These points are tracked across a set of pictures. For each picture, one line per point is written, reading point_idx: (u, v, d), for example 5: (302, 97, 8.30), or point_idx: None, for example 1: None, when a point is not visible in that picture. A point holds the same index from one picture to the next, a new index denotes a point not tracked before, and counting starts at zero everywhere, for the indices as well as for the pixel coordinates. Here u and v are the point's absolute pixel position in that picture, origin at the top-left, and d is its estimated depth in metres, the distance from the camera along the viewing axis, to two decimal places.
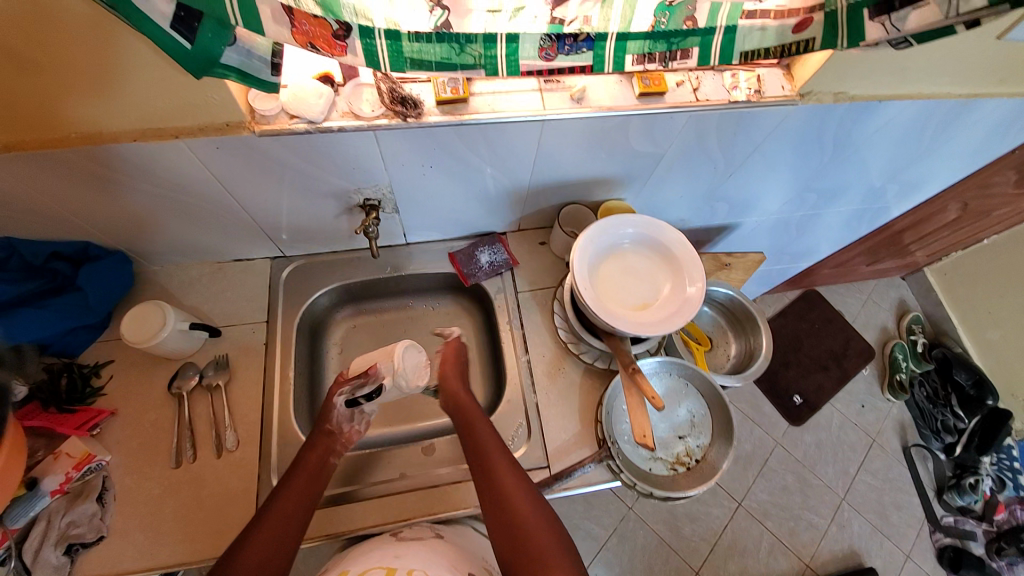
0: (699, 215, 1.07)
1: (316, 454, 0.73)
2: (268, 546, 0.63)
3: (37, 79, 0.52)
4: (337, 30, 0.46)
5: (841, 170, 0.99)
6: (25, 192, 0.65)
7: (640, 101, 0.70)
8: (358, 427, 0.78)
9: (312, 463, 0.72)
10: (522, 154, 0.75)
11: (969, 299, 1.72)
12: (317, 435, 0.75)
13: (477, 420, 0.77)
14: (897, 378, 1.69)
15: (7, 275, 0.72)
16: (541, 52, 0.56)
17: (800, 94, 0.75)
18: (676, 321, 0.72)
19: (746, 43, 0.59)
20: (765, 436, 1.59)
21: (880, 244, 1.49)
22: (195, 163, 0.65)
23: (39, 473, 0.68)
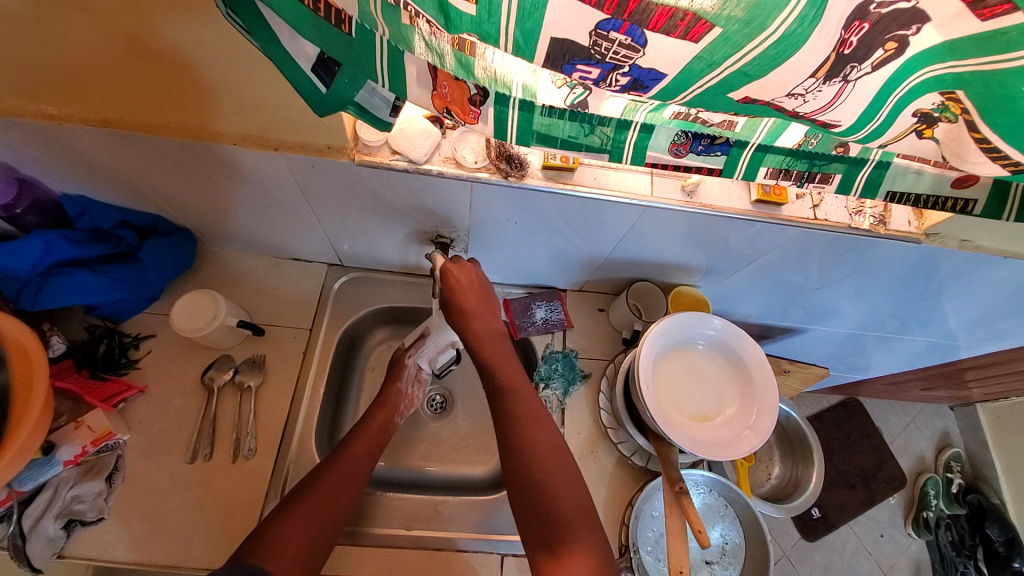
0: (769, 314, 1.01)
1: (382, 413, 0.78)
2: (336, 493, 0.65)
3: (158, 68, 0.51)
4: (474, 95, 0.43)
5: (933, 309, 0.91)
6: (118, 168, 0.65)
7: (755, 206, 0.65)
8: (417, 393, 0.86)
9: (377, 420, 0.77)
10: (612, 229, 0.71)
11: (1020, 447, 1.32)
12: (382, 398, 0.80)
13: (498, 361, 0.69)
14: (924, 515, 1.28)
15: (73, 235, 0.72)
16: (672, 147, 0.51)
17: (926, 233, 0.69)
18: (739, 449, 0.68)
19: (895, 184, 0.52)
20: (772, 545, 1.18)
21: (935, 376, 1.25)
22: (285, 171, 0.63)
23: (57, 440, 0.67)
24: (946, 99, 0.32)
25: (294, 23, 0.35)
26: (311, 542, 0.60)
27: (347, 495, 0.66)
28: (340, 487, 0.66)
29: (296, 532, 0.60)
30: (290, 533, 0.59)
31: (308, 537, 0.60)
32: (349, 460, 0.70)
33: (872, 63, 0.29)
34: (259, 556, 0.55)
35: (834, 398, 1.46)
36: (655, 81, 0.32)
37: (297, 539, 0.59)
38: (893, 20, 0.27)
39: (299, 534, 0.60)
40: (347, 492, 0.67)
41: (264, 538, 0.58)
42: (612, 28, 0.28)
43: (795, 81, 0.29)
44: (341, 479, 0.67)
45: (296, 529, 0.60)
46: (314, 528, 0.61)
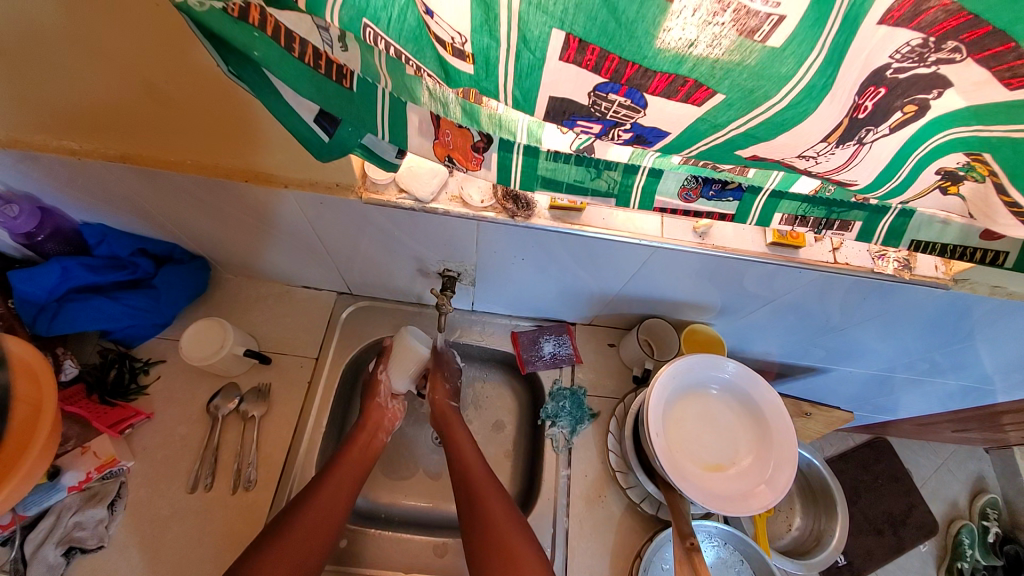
0: (788, 353, 0.97)
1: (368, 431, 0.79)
2: (327, 511, 0.68)
3: (173, 111, 0.52)
4: (477, 142, 0.43)
5: (964, 352, 0.86)
6: (135, 200, 0.67)
7: (770, 249, 0.63)
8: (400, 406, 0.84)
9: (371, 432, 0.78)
10: (621, 268, 0.70)
11: None
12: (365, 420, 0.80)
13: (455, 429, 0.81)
14: (959, 566, 1.16)
15: (91, 262, 0.73)
16: (681, 192, 0.49)
17: (954, 279, 0.65)
18: (753, 504, 0.64)
19: (920, 234, 0.49)
20: None
21: (969, 419, 1.15)
22: (294, 207, 0.64)
23: (64, 465, 0.68)
24: (971, 160, 0.30)
25: (293, 83, 0.33)
26: (299, 564, 0.63)
27: (332, 522, 0.67)
28: (332, 507, 0.68)
29: (286, 557, 0.62)
30: (278, 557, 0.61)
31: (299, 559, 0.63)
32: (339, 478, 0.71)
33: (889, 125, 0.27)
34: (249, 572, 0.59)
35: (862, 435, 1.34)
36: (658, 137, 0.31)
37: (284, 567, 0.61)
38: (911, 84, 0.25)
39: (288, 558, 0.62)
40: (336, 512, 0.68)
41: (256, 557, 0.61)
42: (611, 90, 0.28)
43: (805, 145, 0.28)
44: (332, 497, 0.69)
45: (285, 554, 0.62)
46: (305, 551, 0.64)
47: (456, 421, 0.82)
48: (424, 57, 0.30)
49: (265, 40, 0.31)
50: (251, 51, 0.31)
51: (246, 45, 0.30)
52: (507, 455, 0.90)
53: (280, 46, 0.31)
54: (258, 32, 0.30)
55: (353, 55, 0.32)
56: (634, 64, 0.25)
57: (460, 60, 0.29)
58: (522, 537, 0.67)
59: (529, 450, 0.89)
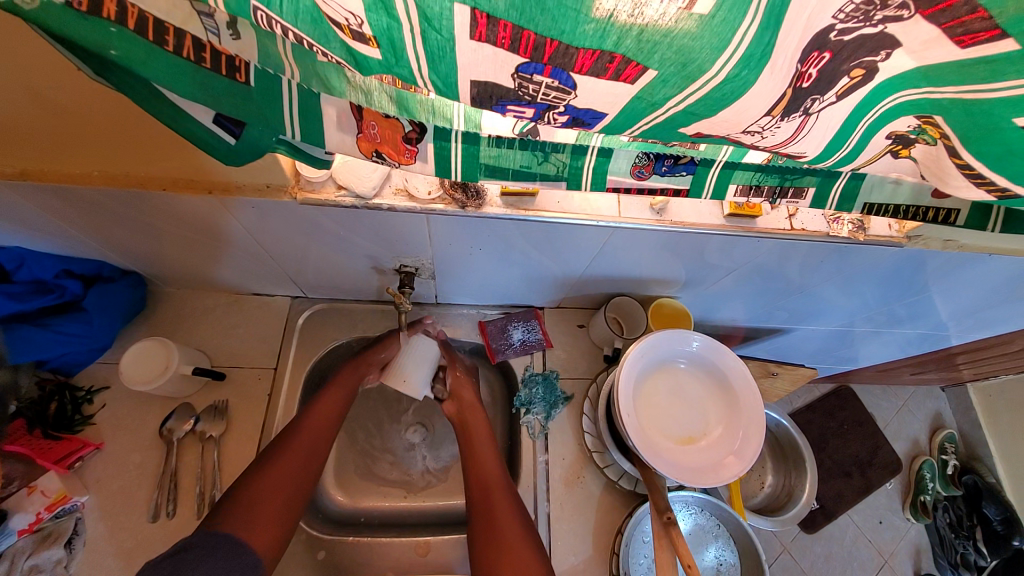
0: (753, 317, 0.98)
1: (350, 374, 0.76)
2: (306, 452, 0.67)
3: (67, 117, 0.46)
4: (409, 132, 0.39)
5: (918, 302, 0.88)
6: (45, 220, 0.60)
7: (728, 220, 0.62)
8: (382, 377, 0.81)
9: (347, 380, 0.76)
10: (582, 250, 0.68)
11: (1012, 427, 1.28)
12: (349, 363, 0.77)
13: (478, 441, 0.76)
14: (922, 499, 1.22)
15: (11, 289, 0.66)
16: (634, 169, 0.47)
17: (907, 236, 0.66)
18: (724, 474, 0.65)
19: (873, 196, 0.48)
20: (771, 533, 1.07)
21: (925, 363, 1.21)
22: (225, 213, 0.58)
23: (11, 507, 0.62)
24: (923, 123, 0.28)
25: (172, 84, 0.29)
26: (274, 511, 0.61)
27: (303, 479, 0.65)
28: (301, 467, 0.66)
29: (272, 492, 0.62)
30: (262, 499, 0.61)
31: (288, 496, 0.63)
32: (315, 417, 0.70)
33: (836, 92, 0.25)
34: (224, 534, 0.57)
35: (827, 385, 1.39)
36: (595, 119, 0.29)
37: (269, 502, 0.61)
38: (858, 46, 0.23)
39: (277, 493, 0.62)
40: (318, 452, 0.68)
41: (232, 513, 0.59)
42: (535, 71, 0.25)
43: (749, 120, 0.26)
44: (311, 439, 0.68)
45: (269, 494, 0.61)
46: (287, 490, 0.63)
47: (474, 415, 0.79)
48: (331, 45, 0.26)
49: (125, 34, 0.27)
50: (107, 49, 0.27)
51: (100, 44, 0.27)
52: None
53: (149, 40, 0.27)
54: (114, 27, 0.26)
55: (248, 43, 0.28)
56: (552, 41, 0.22)
57: (363, 44, 0.25)
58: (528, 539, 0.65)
59: (506, 439, 0.88)
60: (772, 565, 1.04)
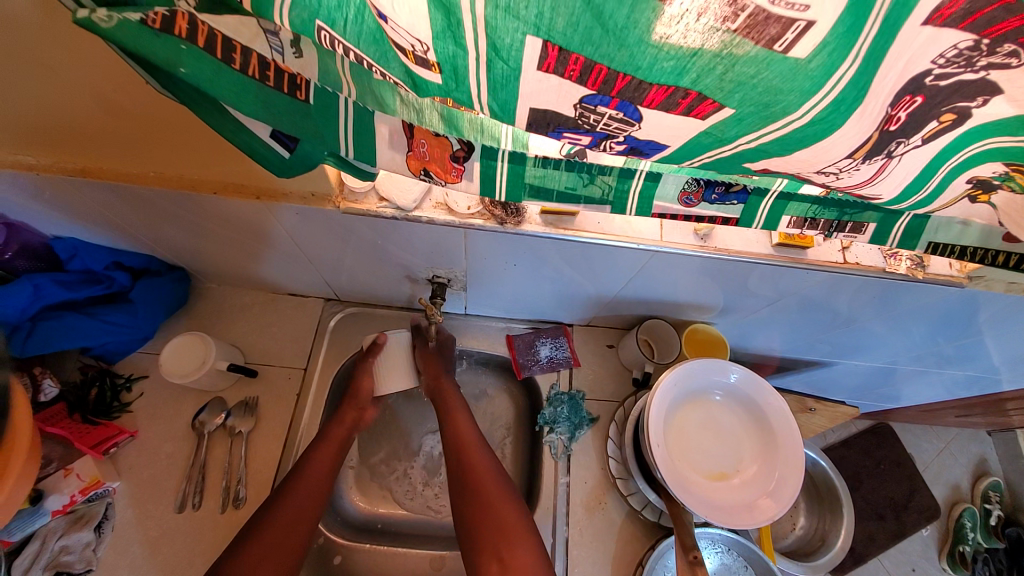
0: (791, 348, 0.94)
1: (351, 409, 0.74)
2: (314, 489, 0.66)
3: (126, 121, 0.48)
4: (457, 151, 0.39)
5: (973, 345, 0.82)
6: (99, 215, 0.62)
7: (776, 250, 0.59)
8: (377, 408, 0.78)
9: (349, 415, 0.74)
10: (618, 272, 0.66)
11: None
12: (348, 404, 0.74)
13: (462, 424, 0.74)
14: (961, 549, 1.14)
15: (64, 278, 0.69)
16: (681, 196, 0.45)
17: (968, 276, 0.62)
18: (757, 516, 0.61)
19: (938, 235, 0.45)
20: None
21: (975, 407, 1.13)
22: (267, 217, 0.60)
23: (46, 488, 0.64)
24: (1011, 171, 0.26)
25: (236, 102, 0.30)
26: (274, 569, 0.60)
27: (301, 529, 0.63)
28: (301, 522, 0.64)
29: (275, 531, 0.62)
30: (269, 542, 0.61)
31: (294, 537, 0.62)
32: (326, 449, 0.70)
33: (923, 136, 0.24)
34: None
35: (865, 421, 1.31)
36: (655, 150, 0.28)
37: (273, 541, 0.61)
38: (954, 91, 0.21)
39: (281, 530, 0.62)
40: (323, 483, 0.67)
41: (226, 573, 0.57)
42: (600, 102, 0.24)
43: (828, 160, 0.24)
44: (308, 488, 0.66)
45: (279, 537, 0.61)
46: (292, 526, 0.63)
47: (452, 400, 0.75)
48: (390, 64, 0.26)
49: (193, 52, 0.27)
50: (177, 67, 0.27)
51: (170, 61, 0.27)
52: (506, 463, 0.88)
53: (215, 58, 0.28)
54: (185, 44, 0.27)
55: (308, 61, 0.29)
56: (625, 75, 0.21)
57: (425, 69, 0.25)
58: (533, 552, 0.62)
59: (528, 456, 0.86)
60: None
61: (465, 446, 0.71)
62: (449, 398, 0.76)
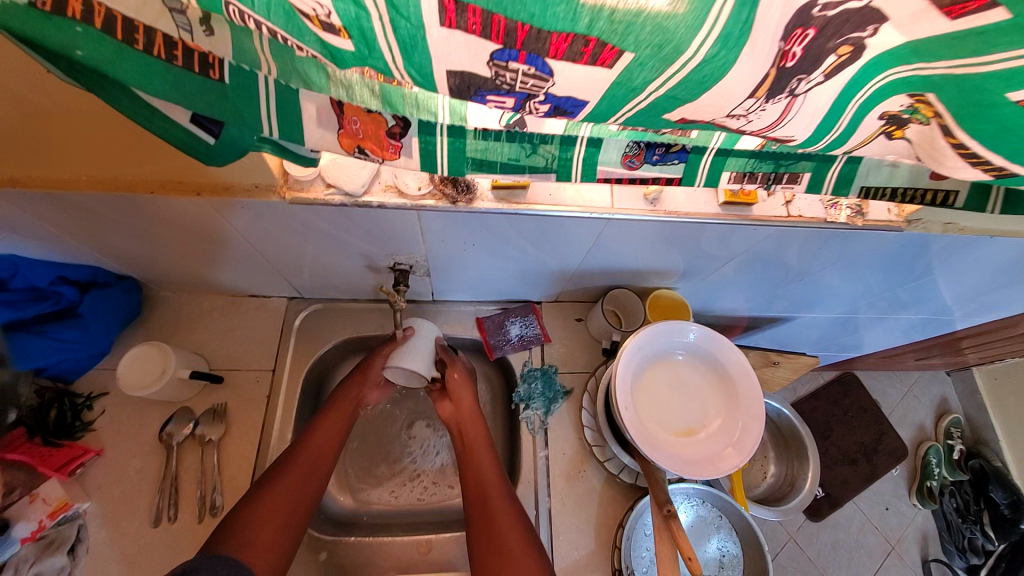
0: (754, 306, 0.97)
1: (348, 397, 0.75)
2: (305, 479, 0.65)
3: (47, 122, 0.46)
4: (393, 128, 0.38)
5: (920, 287, 0.87)
6: (34, 226, 0.59)
7: (724, 209, 0.61)
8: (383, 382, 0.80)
9: (343, 407, 0.74)
10: (576, 244, 0.67)
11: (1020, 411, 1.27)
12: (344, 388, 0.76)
13: (479, 453, 0.73)
14: (927, 485, 1.21)
15: (7, 298, 0.65)
16: (624, 159, 0.45)
17: (907, 220, 0.65)
18: (723, 466, 0.64)
19: (870, 178, 0.47)
20: (776, 524, 1.07)
21: (929, 348, 1.20)
22: (214, 216, 0.58)
23: (12, 515, 0.62)
24: (915, 102, 0.27)
25: (143, 83, 0.29)
26: (283, 523, 0.61)
27: (309, 486, 0.65)
28: (308, 479, 0.65)
29: (268, 519, 0.60)
30: (278, 497, 0.62)
31: (280, 526, 0.60)
32: (317, 440, 0.69)
33: (823, 72, 0.25)
34: (229, 546, 0.56)
35: (830, 372, 1.37)
36: (578, 107, 0.28)
37: (268, 527, 0.59)
38: (843, 22, 0.23)
39: (271, 521, 0.60)
40: (318, 474, 0.66)
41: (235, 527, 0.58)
42: (510, 58, 0.24)
43: (733, 103, 0.25)
44: (315, 450, 0.68)
45: (288, 494, 0.63)
46: (286, 512, 0.62)
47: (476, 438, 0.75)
48: (304, 38, 0.25)
49: (90, 33, 0.27)
50: (73, 49, 0.27)
51: (66, 44, 0.27)
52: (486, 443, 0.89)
53: (116, 39, 0.27)
54: (80, 26, 0.27)
55: (221, 39, 0.28)
56: (523, 25, 0.22)
57: (334, 35, 0.24)
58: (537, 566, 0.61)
59: (507, 434, 0.87)
60: (778, 555, 1.04)
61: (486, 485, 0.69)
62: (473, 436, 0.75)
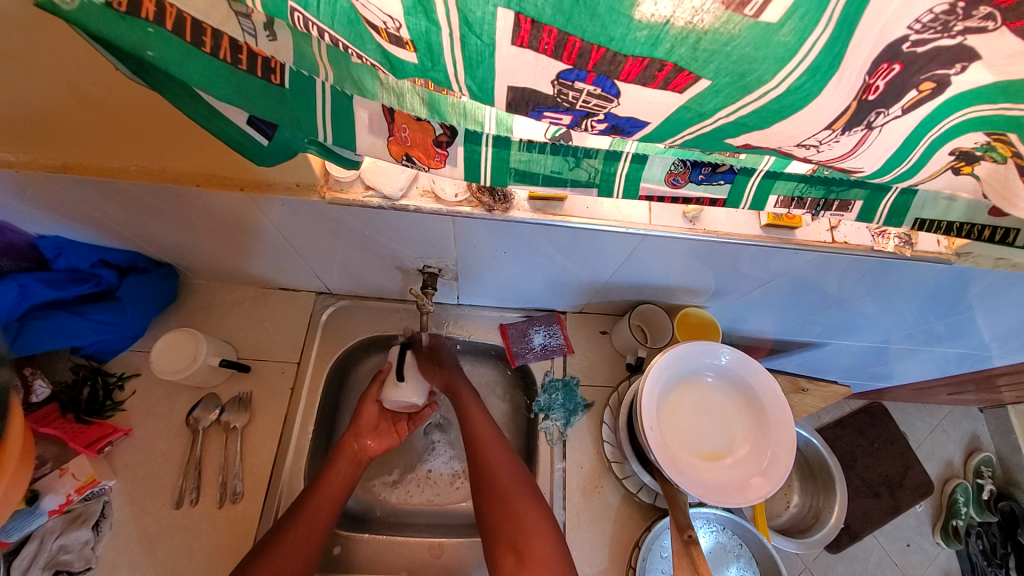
0: (785, 329, 0.94)
1: (345, 458, 0.73)
2: (303, 540, 0.64)
3: (103, 115, 0.47)
4: (441, 136, 0.38)
5: (962, 322, 0.83)
6: (81, 212, 0.61)
7: (765, 231, 0.60)
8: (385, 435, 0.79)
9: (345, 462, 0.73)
10: (609, 257, 0.66)
11: None
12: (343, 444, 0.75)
13: (475, 415, 0.77)
14: (953, 524, 1.16)
15: (50, 278, 0.67)
16: (669, 177, 0.44)
17: (956, 253, 0.62)
18: (750, 494, 0.62)
19: (925, 211, 0.44)
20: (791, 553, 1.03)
21: (965, 384, 1.14)
22: (254, 210, 0.59)
23: (42, 488, 0.64)
24: (993, 140, 0.26)
25: (208, 86, 0.30)
26: None
27: (305, 552, 0.63)
28: (310, 540, 0.64)
29: None
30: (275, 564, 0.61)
31: None
32: (315, 508, 0.67)
33: (903, 106, 0.24)
34: None
35: (858, 401, 1.32)
36: (636, 128, 0.27)
37: None
38: (932, 58, 0.21)
39: None
40: (314, 538, 0.65)
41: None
42: (577, 78, 0.24)
43: (807, 132, 0.25)
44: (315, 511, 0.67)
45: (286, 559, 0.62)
46: None
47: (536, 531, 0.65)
48: (366, 46, 0.25)
49: (162, 35, 0.27)
50: (145, 51, 0.28)
51: (138, 45, 0.28)
52: None
53: (185, 41, 0.28)
54: (152, 27, 0.27)
55: (283, 44, 0.28)
56: (599, 47, 0.22)
57: (399, 48, 0.24)
58: (540, 518, 0.66)
59: (525, 443, 0.87)
60: None
61: (532, 535, 0.64)
62: (534, 538, 0.64)
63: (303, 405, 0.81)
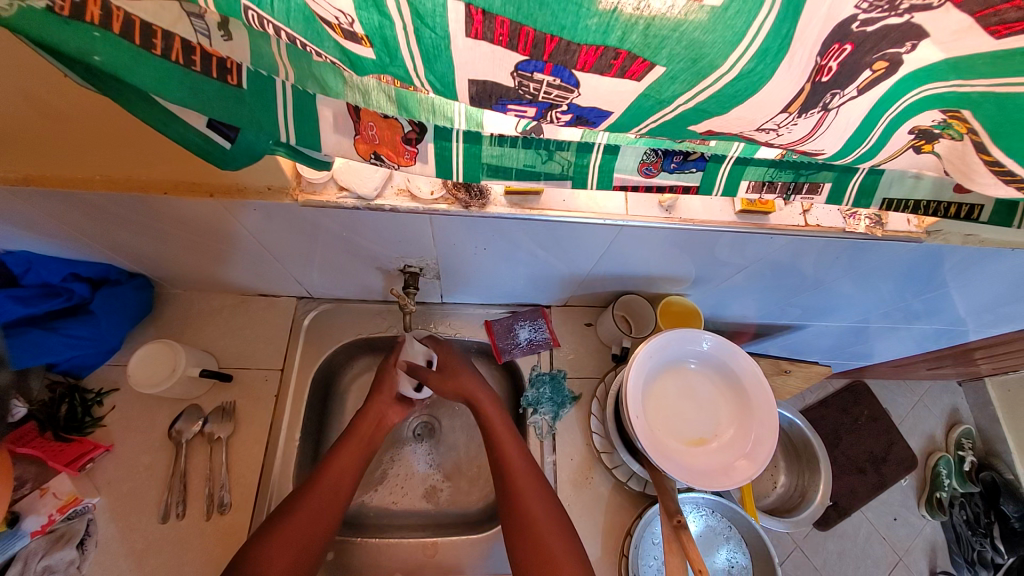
0: (766, 314, 0.96)
1: (366, 425, 0.74)
2: (326, 505, 0.64)
3: (63, 124, 0.46)
4: (409, 132, 0.38)
5: (935, 298, 0.85)
6: (49, 225, 0.60)
7: (740, 217, 0.61)
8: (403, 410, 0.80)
9: (363, 435, 0.73)
10: (589, 249, 0.66)
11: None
12: (364, 411, 0.75)
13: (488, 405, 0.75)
14: (937, 496, 1.18)
15: (20, 293, 0.65)
16: (641, 167, 0.44)
17: (926, 231, 0.63)
18: (736, 476, 0.63)
19: (891, 191, 0.45)
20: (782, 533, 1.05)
21: (944, 359, 1.17)
22: (228, 216, 0.58)
23: (22, 509, 0.63)
24: (948, 117, 0.27)
25: (162, 89, 0.29)
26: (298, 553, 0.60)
27: (328, 515, 0.64)
28: (328, 507, 0.64)
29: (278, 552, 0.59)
30: (295, 526, 0.61)
31: (293, 554, 0.59)
32: (331, 476, 0.67)
33: (857, 86, 0.24)
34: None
35: (840, 380, 1.35)
36: (601, 117, 0.27)
37: (283, 557, 0.58)
38: (882, 37, 0.22)
39: (283, 553, 0.59)
40: (338, 502, 0.66)
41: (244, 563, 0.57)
42: (535, 69, 0.24)
43: (765, 116, 0.25)
44: (335, 479, 0.67)
45: (307, 521, 0.62)
46: (301, 544, 0.60)
47: (550, 531, 0.64)
48: (324, 43, 0.25)
49: (109, 39, 0.26)
50: (92, 56, 0.27)
51: (85, 50, 0.27)
52: None
53: (134, 44, 0.27)
54: (98, 31, 0.26)
55: (239, 44, 0.28)
56: (553, 37, 0.21)
57: (355, 44, 0.24)
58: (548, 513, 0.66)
59: None
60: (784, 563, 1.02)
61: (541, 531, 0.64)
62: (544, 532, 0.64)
63: (290, 411, 0.80)
